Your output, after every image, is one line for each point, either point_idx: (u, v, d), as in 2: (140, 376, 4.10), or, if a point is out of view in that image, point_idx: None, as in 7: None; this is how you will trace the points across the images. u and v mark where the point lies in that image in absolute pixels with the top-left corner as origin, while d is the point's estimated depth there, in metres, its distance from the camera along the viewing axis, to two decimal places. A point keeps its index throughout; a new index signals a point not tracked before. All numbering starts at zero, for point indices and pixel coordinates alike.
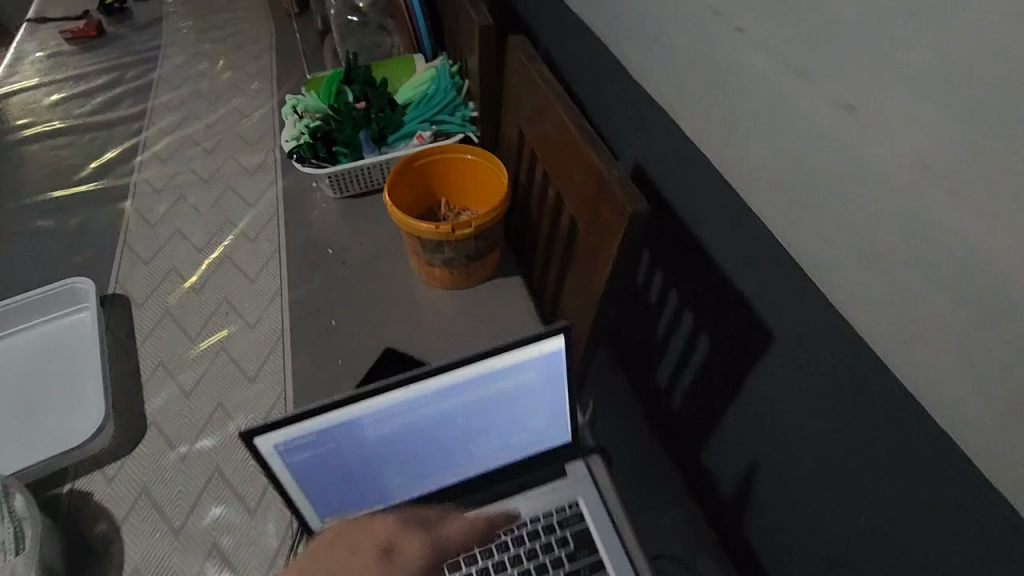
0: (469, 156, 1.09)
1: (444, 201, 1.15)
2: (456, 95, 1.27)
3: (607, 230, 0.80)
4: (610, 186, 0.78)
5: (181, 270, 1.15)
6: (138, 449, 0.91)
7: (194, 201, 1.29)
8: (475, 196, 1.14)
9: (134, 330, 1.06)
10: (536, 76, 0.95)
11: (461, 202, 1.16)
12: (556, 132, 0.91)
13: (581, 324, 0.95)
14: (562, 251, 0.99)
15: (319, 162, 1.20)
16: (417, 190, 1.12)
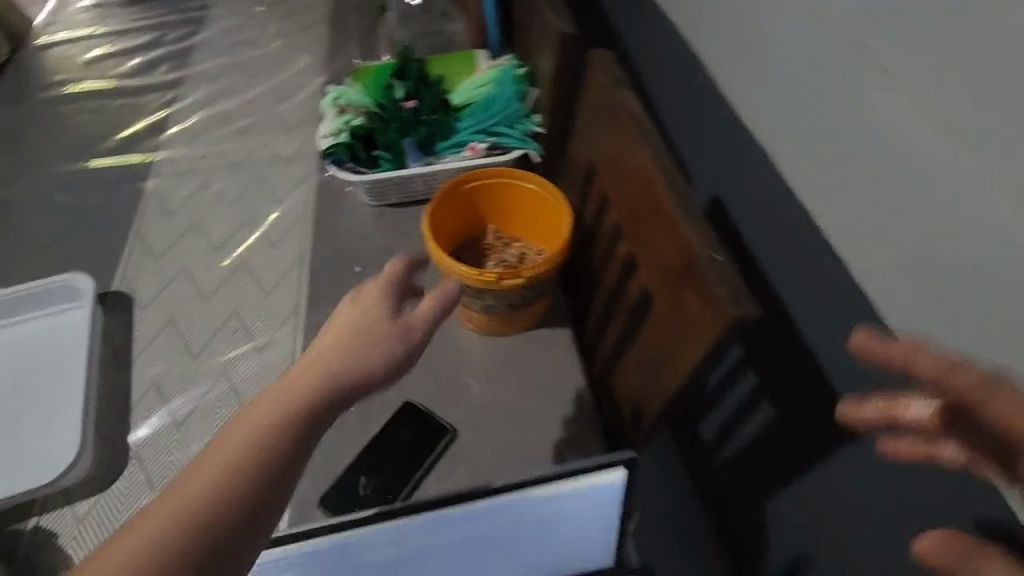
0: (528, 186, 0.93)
1: (492, 230, 0.99)
2: (519, 104, 1.08)
3: (692, 323, 0.63)
4: (704, 274, 0.61)
5: (192, 271, 1.03)
6: (115, 487, 0.80)
7: (219, 191, 1.16)
8: (529, 229, 0.98)
9: (132, 338, 0.95)
10: (621, 106, 0.77)
11: (512, 232, 1.00)
12: (637, 181, 0.74)
13: (639, 410, 0.79)
14: (626, 317, 0.83)
15: (355, 168, 1.07)
16: (462, 216, 0.97)
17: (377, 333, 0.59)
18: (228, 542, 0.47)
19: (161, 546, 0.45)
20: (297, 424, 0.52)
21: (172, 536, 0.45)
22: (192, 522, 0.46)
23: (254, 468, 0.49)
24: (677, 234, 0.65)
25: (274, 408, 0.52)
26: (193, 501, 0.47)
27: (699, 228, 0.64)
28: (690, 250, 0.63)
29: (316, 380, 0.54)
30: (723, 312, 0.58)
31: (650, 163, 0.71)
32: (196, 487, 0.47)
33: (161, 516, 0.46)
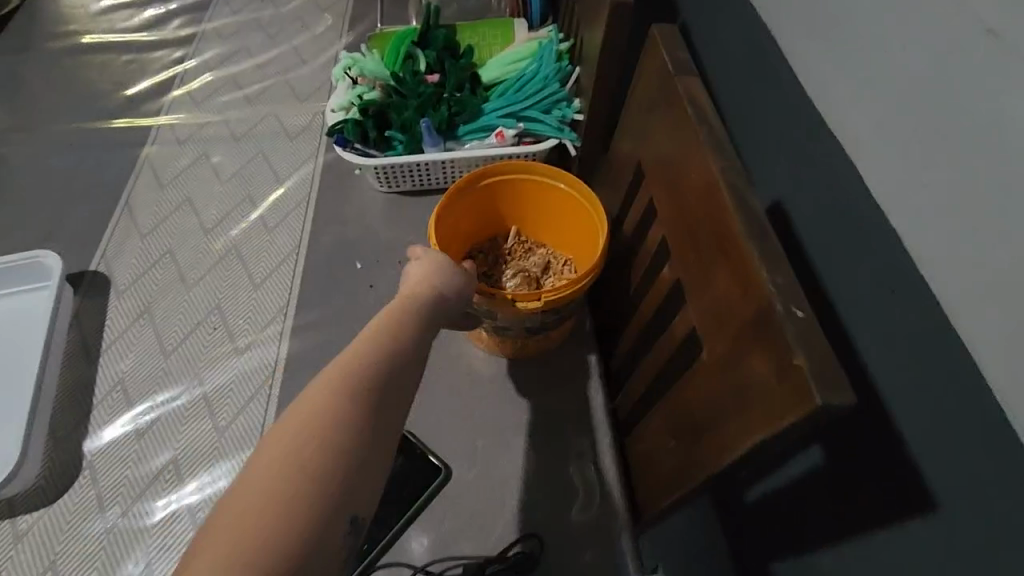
0: (560, 186, 0.78)
1: (514, 231, 0.85)
2: (558, 85, 0.92)
3: (754, 394, 0.48)
4: (778, 337, 0.44)
5: (177, 254, 0.93)
6: (61, 501, 0.71)
7: (218, 164, 1.04)
8: (559, 233, 0.84)
9: (103, 326, 0.85)
10: (683, 97, 0.60)
11: (539, 235, 0.86)
12: (695, 191, 0.57)
13: (668, 474, 0.64)
14: (664, 356, 0.67)
15: (364, 149, 0.93)
16: (482, 215, 0.83)
17: (452, 274, 0.62)
18: (363, 462, 0.46)
19: (296, 476, 0.43)
20: (399, 350, 0.52)
21: (308, 466, 0.44)
22: (326, 448, 0.45)
23: (371, 394, 0.48)
24: (745, 272, 0.48)
25: (376, 339, 0.52)
26: (323, 426, 0.45)
27: (778, 268, 0.46)
28: (762, 298, 0.46)
29: (407, 314, 0.56)
30: (804, 396, 0.41)
31: (716, 170, 0.53)
32: (319, 418, 0.46)
33: (288, 448, 0.44)
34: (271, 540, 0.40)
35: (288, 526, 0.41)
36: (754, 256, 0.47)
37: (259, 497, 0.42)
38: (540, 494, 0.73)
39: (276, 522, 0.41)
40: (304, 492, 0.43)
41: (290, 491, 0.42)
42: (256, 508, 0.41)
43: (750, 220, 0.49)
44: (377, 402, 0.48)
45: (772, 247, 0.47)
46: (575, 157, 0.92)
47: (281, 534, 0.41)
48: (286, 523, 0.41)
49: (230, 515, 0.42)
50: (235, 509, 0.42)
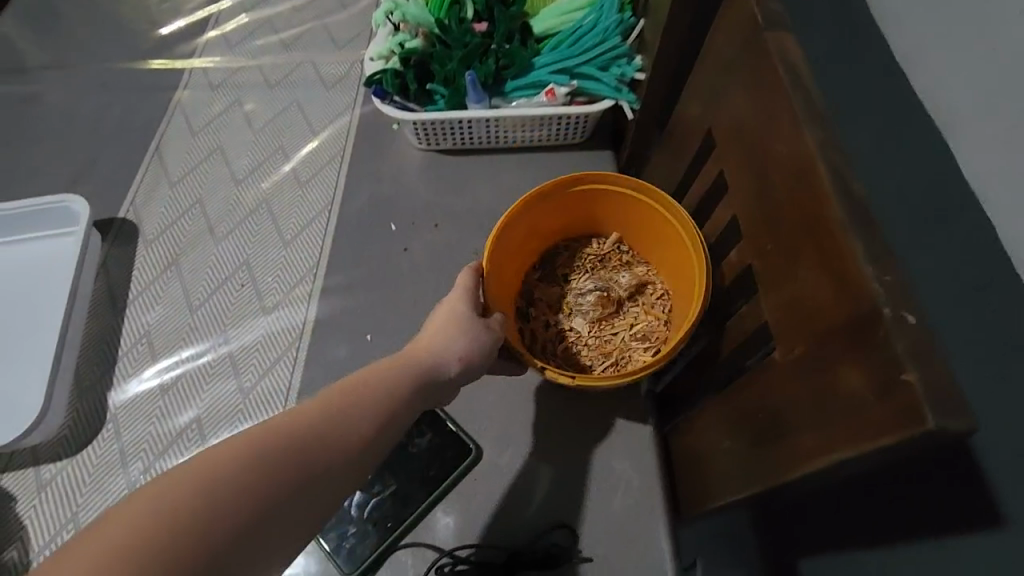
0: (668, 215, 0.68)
1: (612, 236, 0.78)
2: (619, 39, 0.83)
3: (843, 407, 0.41)
4: (884, 348, 0.37)
5: (207, 205, 0.89)
6: (84, 453, 0.70)
7: (251, 112, 0.99)
8: (663, 260, 0.75)
9: (131, 277, 0.83)
10: (771, 50, 0.51)
11: (640, 248, 0.78)
12: (783, 172, 0.49)
13: (719, 475, 0.59)
14: (726, 348, 0.62)
15: (403, 102, 0.86)
16: (568, 218, 0.77)
17: (455, 338, 0.58)
18: (285, 506, 0.41)
19: (221, 488, 0.38)
20: (377, 410, 0.49)
21: (237, 483, 0.39)
22: (259, 475, 0.40)
23: (326, 441, 0.45)
24: (844, 272, 0.41)
25: (359, 387, 0.50)
26: (272, 451, 0.42)
27: (887, 264, 0.39)
28: (865, 303, 0.39)
29: (400, 375, 0.53)
30: (912, 421, 0.35)
31: (811, 143, 0.45)
32: (272, 444, 0.42)
33: (228, 457, 0.40)
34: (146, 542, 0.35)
35: (184, 538, 0.36)
36: (856, 251, 0.40)
37: (175, 493, 0.37)
38: (574, 481, 0.69)
39: (173, 532, 0.36)
40: (222, 508, 0.38)
41: (208, 502, 0.38)
42: (160, 507, 0.36)
43: (853, 204, 0.42)
44: (329, 452, 0.44)
45: (878, 238, 0.40)
46: (632, 120, 0.84)
47: (178, 547, 0.35)
48: (186, 535, 0.36)
49: (139, 501, 0.37)
50: (146, 499, 0.37)
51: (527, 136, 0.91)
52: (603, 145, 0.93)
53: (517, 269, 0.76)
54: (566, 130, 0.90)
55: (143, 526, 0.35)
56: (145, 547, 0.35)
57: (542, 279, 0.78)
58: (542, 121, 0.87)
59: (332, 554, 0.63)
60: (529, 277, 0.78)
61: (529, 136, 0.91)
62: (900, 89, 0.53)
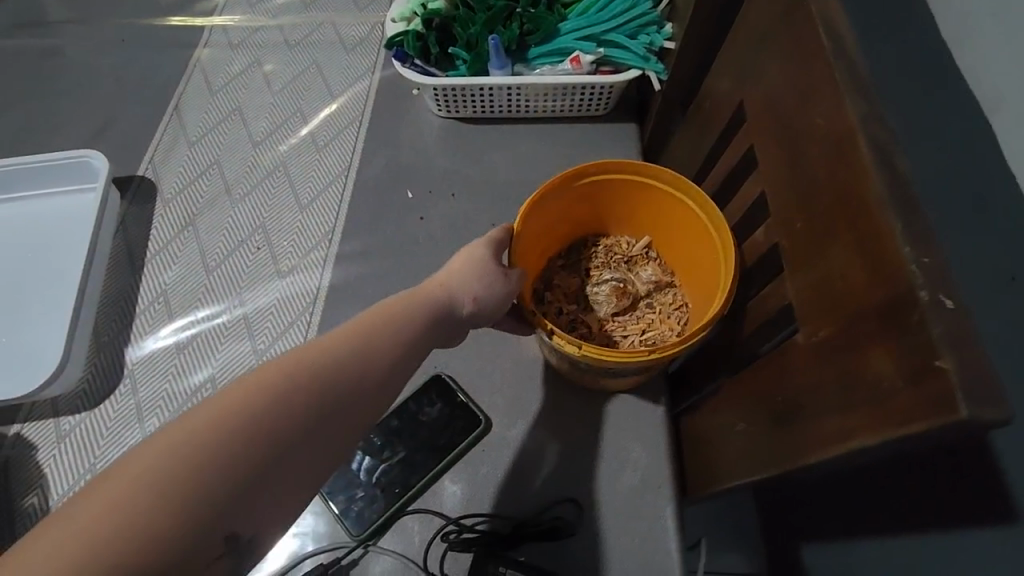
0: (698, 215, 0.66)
1: (643, 241, 0.76)
2: (650, 6, 0.79)
3: (870, 392, 0.40)
4: (919, 332, 0.36)
5: (225, 166, 0.88)
6: (101, 407, 0.71)
7: (269, 72, 0.98)
8: (690, 272, 0.72)
9: (149, 235, 0.83)
10: (813, 15, 0.48)
11: (670, 256, 0.75)
12: (819, 148, 0.47)
13: (728, 454, 0.59)
14: (743, 330, 0.60)
15: (424, 66, 0.84)
16: (596, 211, 0.75)
17: (471, 281, 0.57)
18: (296, 448, 0.40)
19: (230, 437, 0.37)
20: (386, 350, 0.48)
21: (248, 431, 0.38)
22: (270, 421, 0.39)
23: (326, 383, 0.43)
24: (881, 254, 0.40)
25: (366, 328, 0.49)
26: (281, 394, 0.40)
27: (927, 245, 0.37)
28: (902, 286, 0.37)
29: (409, 316, 0.52)
30: (944, 409, 0.33)
31: (853, 115, 0.43)
32: (281, 385, 0.41)
33: (235, 402, 0.39)
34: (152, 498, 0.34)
35: (196, 488, 0.35)
36: (896, 231, 0.38)
37: (181, 442, 0.36)
38: (583, 456, 0.68)
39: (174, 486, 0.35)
40: (232, 455, 0.37)
41: (216, 450, 0.36)
42: (163, 461, 0.35)
43: (895, 183, 0.40)
44: (333, 391, 0.43)
45: (920, 219, 0.38)
46: (659, 92, 0.82)
47: (190, 498, 0.35)
48: (199, 485, 0.35)
49: (145, 449, 0.36)
50: (150, 449, 0.36)
51: (549, 106, 0.88)
52: (627, 118, 0.91)
53: (541, 251, 0.75)
54: (589, 100, 0.87)
55: (152, 477, 0.34)
56: (157, 497, 0.34)
57: (566, 267, 0.77)
58: (566, 90, 0.85)
59: (340, 516, 0.64)
60: (552, 264, 0.77)
61: (551, 106, 0.88)
62: (942, 65, 0.51)
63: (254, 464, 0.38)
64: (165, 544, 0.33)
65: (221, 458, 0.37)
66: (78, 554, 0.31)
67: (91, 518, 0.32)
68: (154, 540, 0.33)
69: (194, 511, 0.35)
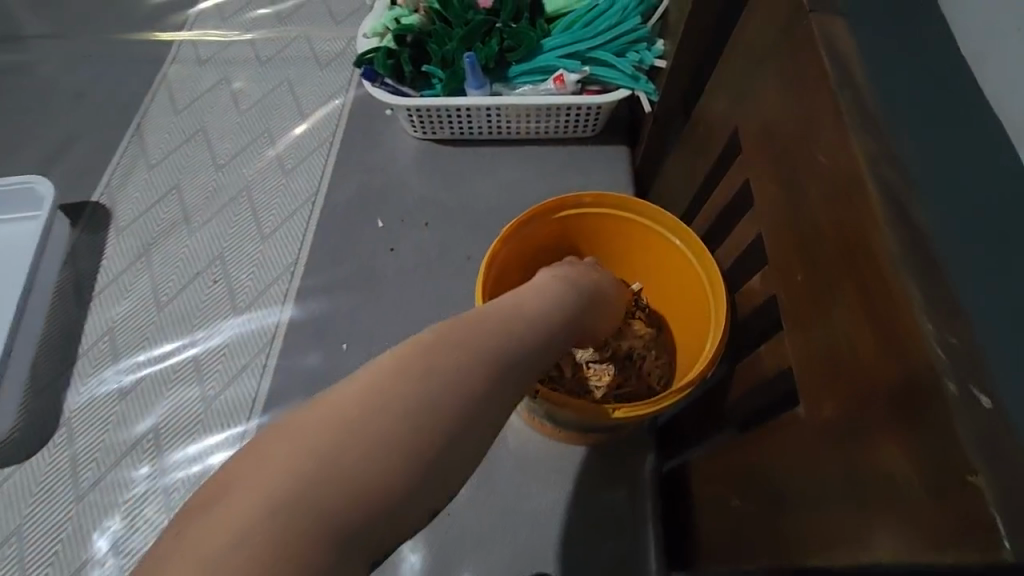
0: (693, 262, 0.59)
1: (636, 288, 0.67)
2: (639, 20, 0.73)
3: (887, 493, 0.33)
4: (943, 433, 0.29)
5: (184, 191, 0.83)
6: (34, 459, 0.65)
7: (239, 90, 0.92)
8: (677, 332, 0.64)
9: (100, 266, 0.77)
10: (816, 37, 0.41)
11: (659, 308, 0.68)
12: (822, 191, 0.40)
13: (723, 528, 0.52)
14: (738, 387, 0.53)
15: (396, 86, 0.78)
16: (595, 239, 0.66)
17: (569, 293, 0.50)
18: (464, 435, 0.35)
19: (385, 425, 0.33)
20: (534, 337, 0.43)
21: (407, 415, 0.33)
22: (429, 403, 0.34)
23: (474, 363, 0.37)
24: (897, 328, 0.33)
25: (512, 313, 0.43)
26: (436, 375, 0.35)
27: (956, 320, 0.30)
28: (921, 371, 0.31)
29: (544, 304, 0.46)
30: (977, 537, 0.26)
31: (859, 155, 0.36)
32: (429, 366, 0.36)
33: (386, 387, 0.34)
34: (308, 482, 0.30)
35: (359, 479, 0.31)
36: (912, 300, 0.31)
37: (335, 420, 0.32)
38: (560, 522, 0.61)
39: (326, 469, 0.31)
40: (390, 441, 0.32)
41: (365, 434, 0.32)
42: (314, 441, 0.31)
43: (911, 238, 0.33)
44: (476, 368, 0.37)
45: (945, 284, 0.31)
46: (649, 114, 0.75)
47: (356, 490, 0.31)
48: (363, 474, 0.31)
49: (288, 435, 0.32)
50: (295, 433, 0.32)
51: (532, 127, 0.82)
52: (616, 140, 0.85)
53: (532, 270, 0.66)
54: (575, 121, 0.81)
55: (310, 462, 0.31)
56: (318, 485, 0.30)
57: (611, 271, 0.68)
58: (549, 112, 0.78)
59: None
60: None
61: (535, 127, 0.82)
62: None
63: (419, 453, 0.33)
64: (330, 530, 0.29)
65: (383, 446, 0.32)
66: (239, 549, 0.27)
67: (243, 512, 0.29)
68: (325, 534, 0.29)
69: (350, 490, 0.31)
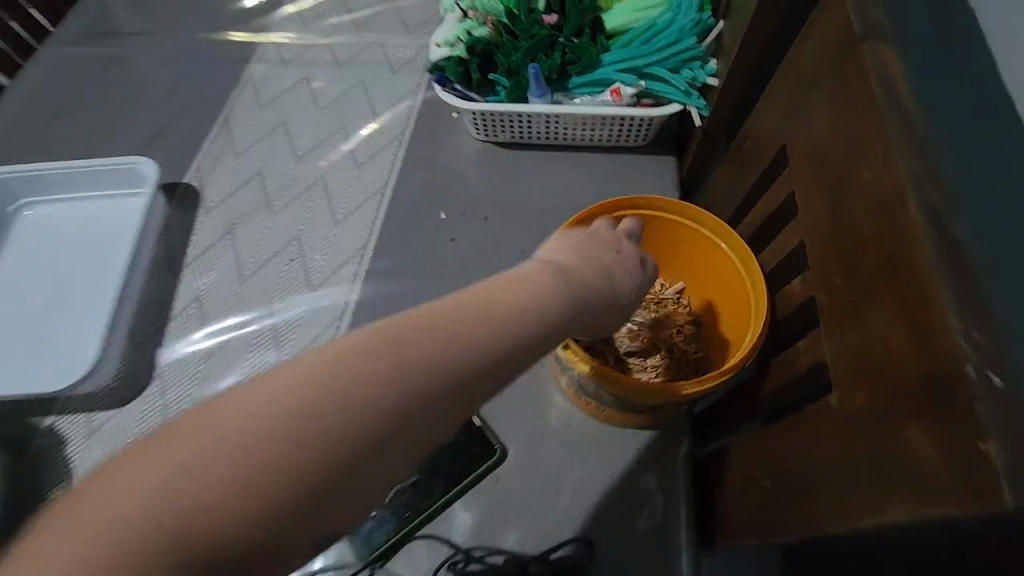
0: (735, 261, 0.64)
1: (677, 286, 0.73)
2: (695, 40, 0.79)
3: (910, 467, 0.37)
4: (962, 412, 0.34)
5: (266, 178, 0.91)
6: (131, 406, 0.73)
7: (317, 89, 1.01)
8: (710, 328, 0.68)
9: (190, 241, 0.86)
10: (869, 65, 0.46)
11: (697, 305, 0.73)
12: (866, 203, 0.45)
13: (752, 509, 0.57)
14: (775, 378, 0.58)
15: (464, 91, 0.85)
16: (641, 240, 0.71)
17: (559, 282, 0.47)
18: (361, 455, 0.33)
19: (280, 441, 0.32)
20: (498, 342, 0.40)
21: (296, 434, 0.32)
22: (323, 422, 0.33)
23: (396, 380, 0.35)
24: (929, 324, 0.37)
25: (468, 316, 0.40)
26: (348, 386, 0.34)
27: (980, 315, 0.35)
28: (946, 359, 0.35)
29: (522, 298, 0.43)
30: (985, 494, 0.31)
31: (904, 174, 0.41)
32: (344, 379, 0.34)
33: (290, 397, 0.33)
34: (195, 487, 0.30)
35: (232, 499, 0.31)
36: (942, 298, 0.36)
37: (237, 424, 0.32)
38: (599, 493, 0.67)
39: (214, 477, 0.31)
40: (267, 461, 0.31)
41: (257, 449, 0.32)
42: (211, 445, 0.32)
43: (943, 247, 0.37)
44: (400, 383, 0.35)
45: (972, 284, 0.36)
46: (699, 128, 0.81)
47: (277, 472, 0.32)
48: (239, 494, 0.31)
49: (215, 416, 0.33)
50: (229, 411, 0.33)
51: (587, 135, 0.88)
52: (665, 150, 0.90)
53: None
54: (628, 132, 0.87)
55: (173, 479, 0.31)
56: (181, 499, 0.30)
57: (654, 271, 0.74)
58: (604, 121, 0.84)
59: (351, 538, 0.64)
60: None
61: (589, 135, 0.88)
62: None
63: (314, 461, 0.32)
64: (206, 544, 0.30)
65: (263, 462, 0.31)
66: (131, 536, 0.29)
67: (142, 497, 0.30)
68: (184, 551, 0.29)
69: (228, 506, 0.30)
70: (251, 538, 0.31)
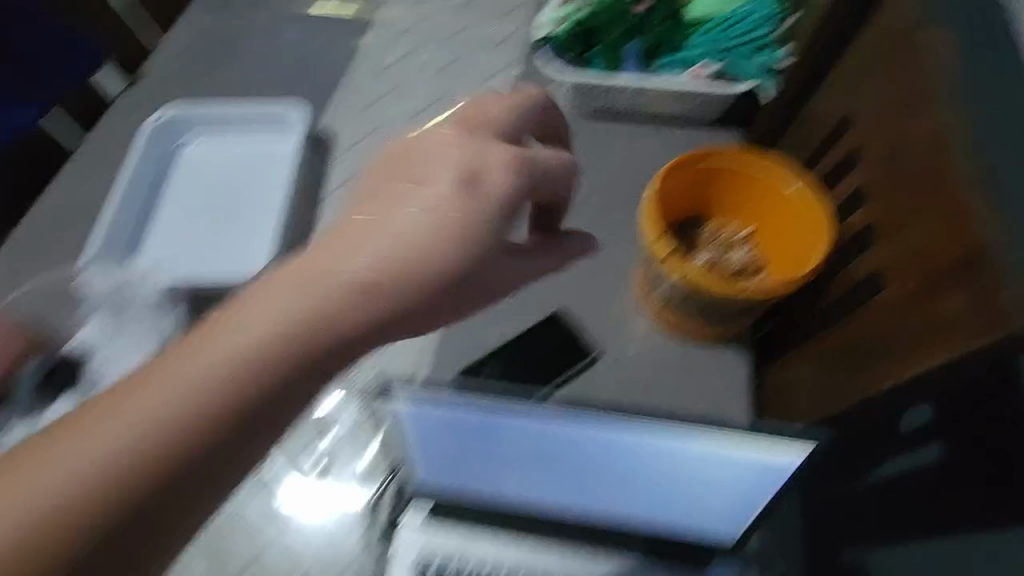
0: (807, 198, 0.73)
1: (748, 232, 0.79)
2: (768, 30, 0.94)
3: (942, 323, 0.55)
4: (986, 277, 0.51)
5: (386, 129, 1.05)
6: None
7: (422, 51, 1.12)
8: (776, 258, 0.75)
9: (325, 178, 1.00)
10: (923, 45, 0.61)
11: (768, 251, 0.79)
12: (914, 147, 0.61)
13: (812, 393, 0.71)
14: (834, 292, 0.72)
15: (565, 63, 0.97)
16: (717, 191, 0.80)
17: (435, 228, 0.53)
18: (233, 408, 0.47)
19: (163, 403, 0.45)
20: (363, 302, 0.50)
21: (166, 427, 0.45)
22: (193, 394, 0.46)
23: (274, 348, 0.48)
24: (963, 225, 0.54)
25: (333, 283, 0.50)
26: (218, 368, 0.47)
27: (998, 216, 0.52)
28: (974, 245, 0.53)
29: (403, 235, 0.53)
30: (1001, 323, 0.49)
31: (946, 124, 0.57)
32: (208, 373, 0.46)
33: (165, 378, 0.46)
34: (85, 481, 0.43)
35: (105, 479, 0.43)
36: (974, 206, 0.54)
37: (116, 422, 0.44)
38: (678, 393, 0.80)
39: (97, 476, 0.43)
40: (139, 437, 0.44)
41: (132, 436, 0.44)
42: (79, 472, 0.43)
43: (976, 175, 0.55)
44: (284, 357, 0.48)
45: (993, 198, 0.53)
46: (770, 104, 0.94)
47: (98, 505, 0.43)
48: (123, 475, 0.44)
49: (77, 433, 0.44)
50: (91, 422, 0.45)
51: (667, 108, 1.00)
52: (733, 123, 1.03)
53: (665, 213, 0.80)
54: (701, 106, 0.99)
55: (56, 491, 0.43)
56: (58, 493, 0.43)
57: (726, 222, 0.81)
58: (685, 96, 0.97)
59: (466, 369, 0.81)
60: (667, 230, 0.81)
61: (668, 109, 1.00)
62: None
63: (212, 427, 0.46)
64: (87, 525, 0.43)
65: (143, 432, 0.44)
66: (22, 539, 0.41)
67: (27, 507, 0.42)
68: (65, 523, 0.43)
69: (107, 480, 0.44)
70: (104, 543, 0.43)
